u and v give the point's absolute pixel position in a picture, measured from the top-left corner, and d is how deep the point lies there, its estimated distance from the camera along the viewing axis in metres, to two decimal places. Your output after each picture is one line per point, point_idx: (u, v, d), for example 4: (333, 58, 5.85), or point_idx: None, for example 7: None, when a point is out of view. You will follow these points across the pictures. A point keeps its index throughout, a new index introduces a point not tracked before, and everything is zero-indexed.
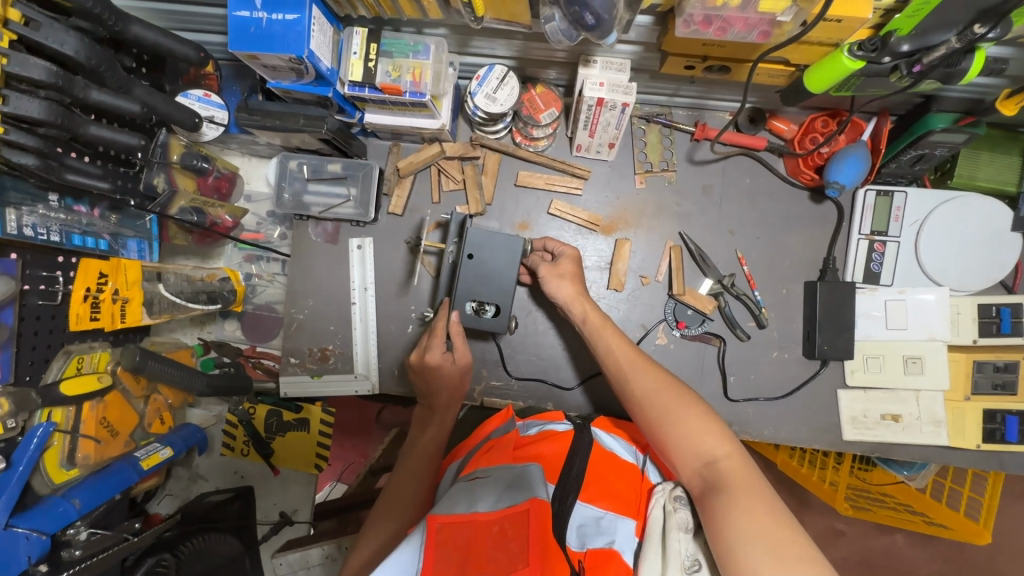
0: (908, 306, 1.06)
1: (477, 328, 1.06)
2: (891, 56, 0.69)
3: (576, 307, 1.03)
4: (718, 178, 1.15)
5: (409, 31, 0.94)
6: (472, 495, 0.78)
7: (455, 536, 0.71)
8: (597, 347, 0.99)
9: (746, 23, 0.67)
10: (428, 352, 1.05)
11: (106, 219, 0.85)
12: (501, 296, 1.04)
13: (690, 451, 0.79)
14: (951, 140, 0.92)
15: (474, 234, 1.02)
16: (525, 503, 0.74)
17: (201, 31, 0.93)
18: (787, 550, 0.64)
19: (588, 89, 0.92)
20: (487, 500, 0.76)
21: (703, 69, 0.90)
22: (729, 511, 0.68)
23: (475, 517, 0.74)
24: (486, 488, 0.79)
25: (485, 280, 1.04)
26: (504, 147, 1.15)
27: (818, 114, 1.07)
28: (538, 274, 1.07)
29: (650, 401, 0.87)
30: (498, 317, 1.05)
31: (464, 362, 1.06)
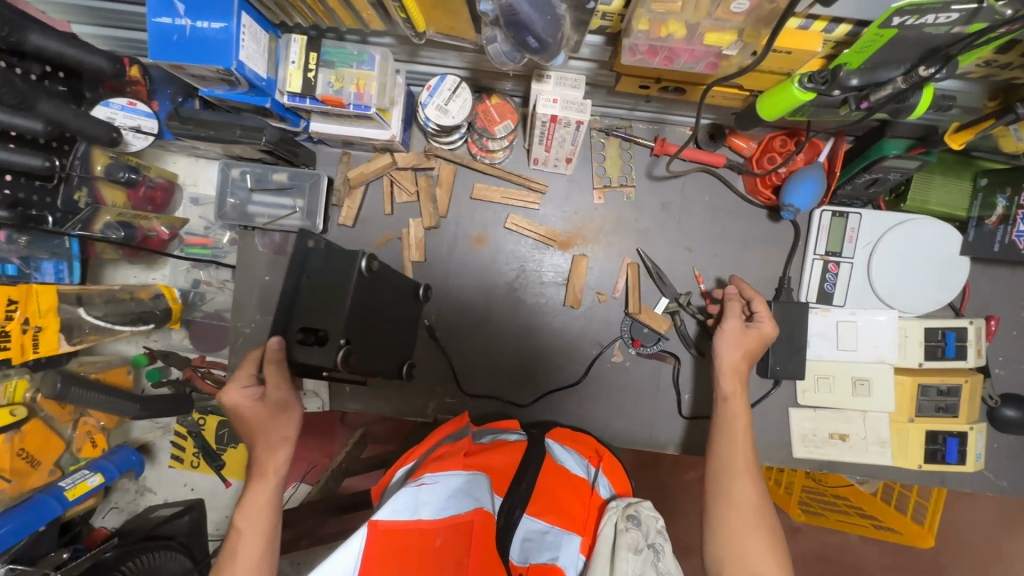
0: (859, 328, 1.07)
1: (300, 363, 0.75)
2: (840, 89, 0.69)
3: (724, 381, 0.93)
4: (677, 195, 1.14)
5: (353, 39, 0.89)
6: (418, 494, 0.73)
7: (397, 547, 0.67)
8: (720, 430, 0.89)
9: (693, 55, 0.64)
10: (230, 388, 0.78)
11: (13, 241, 0.79)
12: (333, 317, 0.75)
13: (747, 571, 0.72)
14: (903, 167, 0.92)
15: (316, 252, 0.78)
16: (469, 513, 0.72)
17: (124, 31, 0.85)
18: None
19: (541, 106, 0.88)
20: (433, 505, 0.72)
21: (657, 89, 0.87)
22: None
23: (417, 527, 0.70)
24: (433, 491, 0.74)
25: (319, 297, 0.76)
26: (458, 159, 1.11)
27: (777, 132, 1.04)
28: (721, 325, 0.99)
29: (739, 508, 0.78)
30: (328, 347, 0.74)
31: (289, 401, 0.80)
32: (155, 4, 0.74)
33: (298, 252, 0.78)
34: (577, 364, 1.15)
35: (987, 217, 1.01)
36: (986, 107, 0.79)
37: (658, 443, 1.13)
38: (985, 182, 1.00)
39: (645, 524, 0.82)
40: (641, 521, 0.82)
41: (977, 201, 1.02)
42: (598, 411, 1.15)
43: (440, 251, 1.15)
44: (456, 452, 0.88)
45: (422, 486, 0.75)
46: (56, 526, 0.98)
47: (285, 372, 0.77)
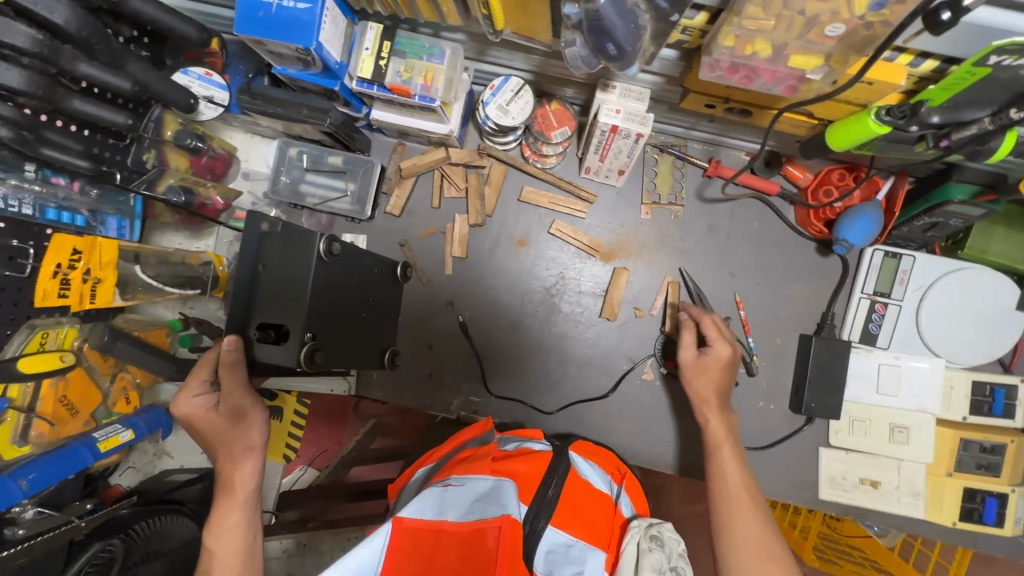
0: (902, 373, 1.04)
1: (262, 361, 0.73)
2: (920, 125, 0.67)
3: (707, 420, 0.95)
4: (725, 218, 1.13)
5: (426, 33, 0.91)
6: (444, 496, 0.76)
7: (419, 545, 0.69)
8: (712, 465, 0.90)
9: (774, 76, 0.64)
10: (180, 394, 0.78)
11: (85, 193, 0.82)
12: (292, 312, 0.71)
13: None
14: (967, 213, 0.91)
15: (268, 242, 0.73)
16: (496, 520, 0.69)
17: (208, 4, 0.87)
18: None
19: (603, 116, 0.89)
20: (459, 508, 0.74)
21: (723, 109, 0.86)
22: None
23: (441, 528, 0.70)
24: (458, 495, 0.76)
25: (279, 288, 0.72)
26: (511, 160, 1.12)
27: (836, 165, 1.03)
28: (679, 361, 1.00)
29: (742, 547, 0.79)
30: (289, 344, 0.71)
31: (248, 410, 0.78)
32: None
33: (250, 238, 0.73)
34: (605, 376, 1.14)
35: None
36: None
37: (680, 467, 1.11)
38: None
39: (669, 546, 0.81)
40: (665, 543, 0.81)
41: None
42: (623, 428, 1.13)
43: (481, 249, 1.15)
44: (484, 457, 0.88)
45: (448, 488, 0.78)
46: (81, 478, 0.98)
47: (242, 375, 0.74)
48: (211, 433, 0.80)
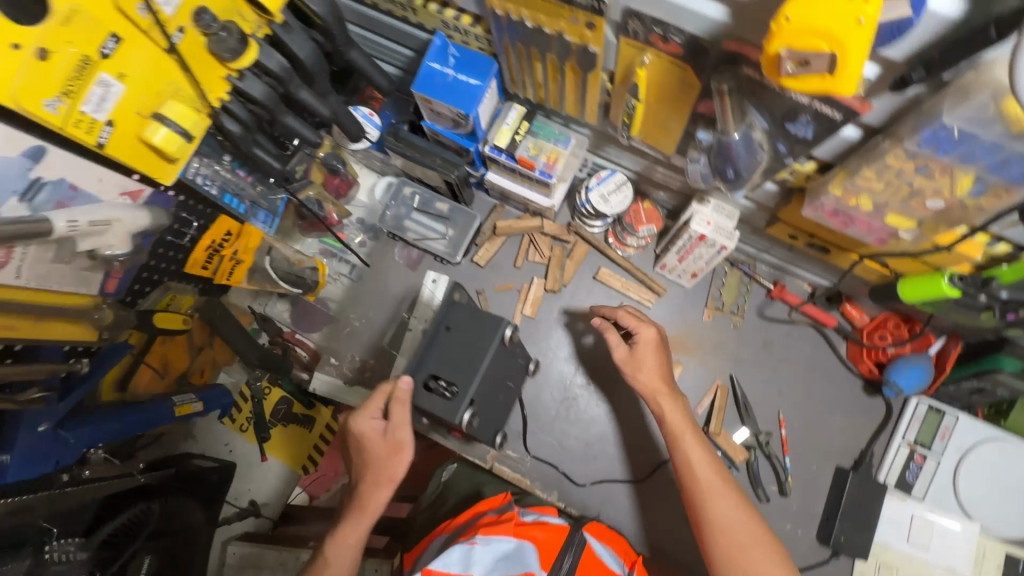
0: (934, 528, 1.06)
1: (422, 408, 0.82)
2: (989, 296, 0.76)
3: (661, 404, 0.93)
4: (781, 338, 1.20)
5: (557, 121, 1.06)
6: (469, 553, 0.78)
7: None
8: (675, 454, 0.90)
9: (869, 227, 0.74)
10: (358, 413, 0.85)
11: (253, 187, 0.91)
12: (466, 375, 0.81)
13: None
14: (1014, 384, 0.98)
15: (457, 309, 0.86)
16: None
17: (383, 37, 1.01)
18: None
19: (694, 224, 1.00)
20: (483, 563, 0.77)
21: (804, 242, 0.96)
22: None
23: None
24: (484, 552, 0.78)
25: (459, 353, 0.82)
26: (595, 242, 1.22)
27: (892, 314, 1.11)
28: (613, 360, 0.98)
29: (727, 536, 0.81)
30: (455, 401, 0.80)
31: (404, 449, 0.84)
32: (432, 52, 0.92)
33: (444, 303, 0.86)
34: (631, 466, 1.17)
35: None
36: None
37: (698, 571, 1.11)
38: None
39: None
40: None
41: None
42: (649, 516, 1.15)
43: (550, 314, 1.24)
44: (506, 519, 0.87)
45: (474, 545, 0.79)
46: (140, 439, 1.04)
47: (408, 414, 0.83)
48: (369, 458, 0.85)
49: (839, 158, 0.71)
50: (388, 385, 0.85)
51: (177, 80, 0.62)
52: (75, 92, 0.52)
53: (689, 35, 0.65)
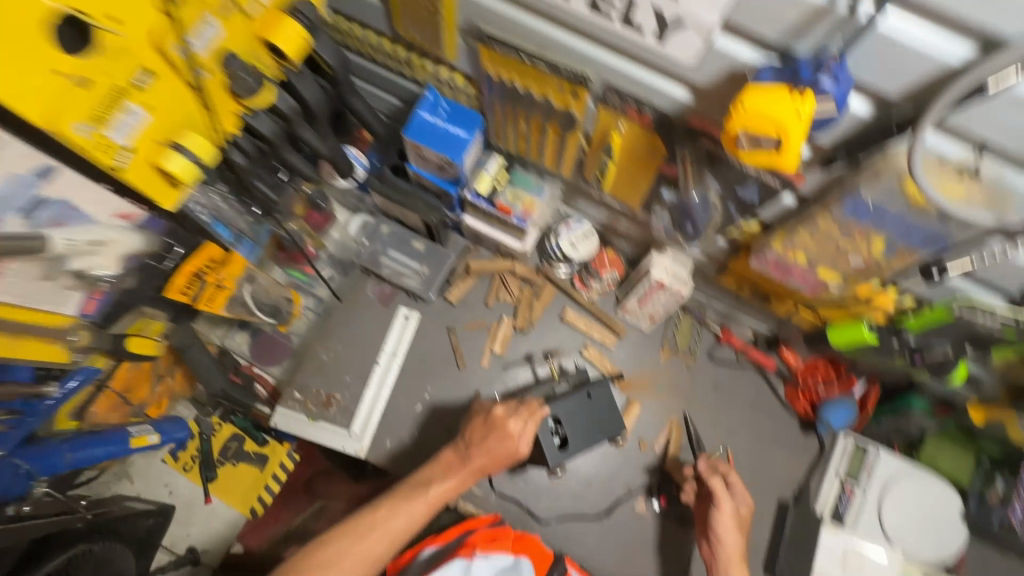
0: (864, 558, 1.13)
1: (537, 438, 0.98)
2: (901, 342, 0.91)
3: (732, 542, 1.00)
4: (728, 379, 1.31)
5: (534, 173, 1.15)
6: (467, 567, 0.88)
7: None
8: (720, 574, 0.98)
9: (804, 279, 0.86)
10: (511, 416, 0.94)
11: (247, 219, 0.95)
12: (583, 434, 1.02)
13: None
14: (925, 420, 1.15)
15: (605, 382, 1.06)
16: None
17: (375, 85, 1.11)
18: None
19: (654, 272, 1.12)
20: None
21: (748, 291, 1.08)
22: None
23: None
24: (482, 565, 0.88)
25: (585, 433, 1.02)
26: (562, 285, 1.31)
27: (821, 359, 1.24)
28: (719, 508, 1.01)
29: None
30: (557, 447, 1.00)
31: (516, 447, 0.92)
32: (424, 104, 1.00)
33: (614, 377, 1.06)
34: (593, 501, 1.22)
35: (986, 492, 1.16)
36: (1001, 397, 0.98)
37: None
38: (987, 462, 1.17)
39: None
40: None
41: (978, 476, 1.18)
42: (611, 552, 1.19)
43: (517, 351, 1.30)
44: (506, 533, 0.95)
45: (473, 560, 0.89)
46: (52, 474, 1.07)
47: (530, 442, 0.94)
48: (488, 449, 0.92)
49: (779, 219, 0.83)
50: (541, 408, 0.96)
51: (192, 113, 0.68)
52: (105, 118, 0.57)
53: (658, 110, 0.78)
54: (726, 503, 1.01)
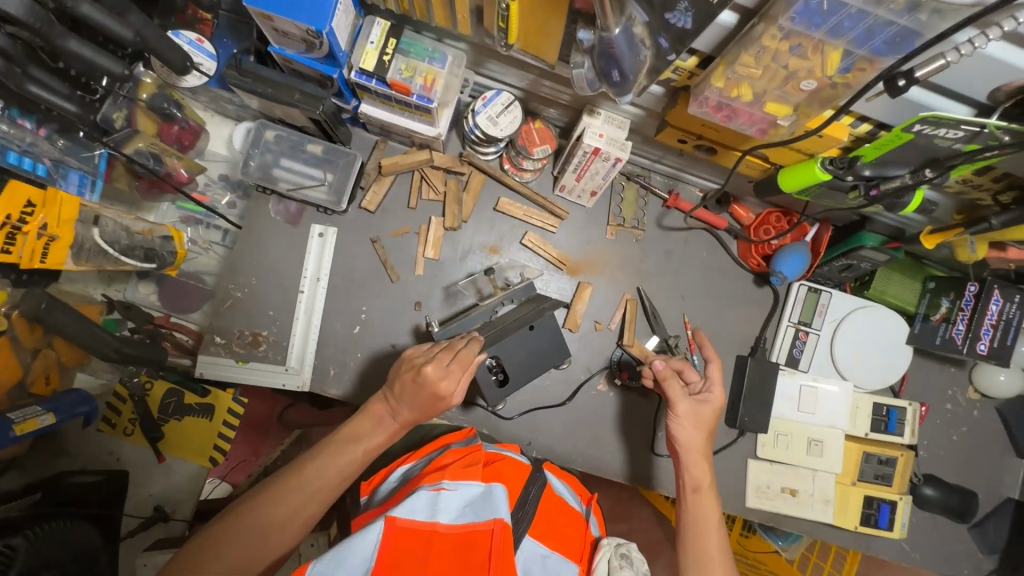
0: (819, 394, 1.18)
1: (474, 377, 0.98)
2: (855, 176, 0.82)
3: (689, 454, 0.97)
4: (680, 245, 1.24)
5: (429, 36, 0.94)
6: (435, 499, 0.70)
7: (411, 547, 0.65)
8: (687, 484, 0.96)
9: (751, 118, 0.74)
10: (439, 374, 0.83)
11: (52, 142, 0.87)
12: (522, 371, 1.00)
13: None
14: (875, 257, 1.10)
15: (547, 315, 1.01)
16: (488, 523, 0.68)
17: None
18: None
19: (587, 138, 0.98)
20: (451, 510, 0.70)
21: (692, 145, 0.97)
22: None
23: (434, 530, 0.67)
24: (452, 496, 0.71)
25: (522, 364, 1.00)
26: (491, 170, 1.16)
27: (774, 209, 1.19)
28: (676, 407, 0.98)
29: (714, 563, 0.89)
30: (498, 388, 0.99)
31: (448, 397, 0.84)
32: None
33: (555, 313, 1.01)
34: (556, 390, 1.19)
35: (931, 314, 1.17)
36: (953, 219, 0.93)
37: (626, 475, 1.18)
38: (932, 285, 1.17)
39: (637, 562, 0.77)
40: (635, 560, 0.77)
41: (924, 300, 1.19)
42: (579, 434, 1.18)
43: (453, 253, 1.17)
44: (477, 460, 0.80)
45: (441, 491, 0.71)
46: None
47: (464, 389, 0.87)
48: (415, 400, 0.84)
49: (717, 47, 0.69)
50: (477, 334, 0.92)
51: None
52: None
53: None
54: (682, 399, 0.98)
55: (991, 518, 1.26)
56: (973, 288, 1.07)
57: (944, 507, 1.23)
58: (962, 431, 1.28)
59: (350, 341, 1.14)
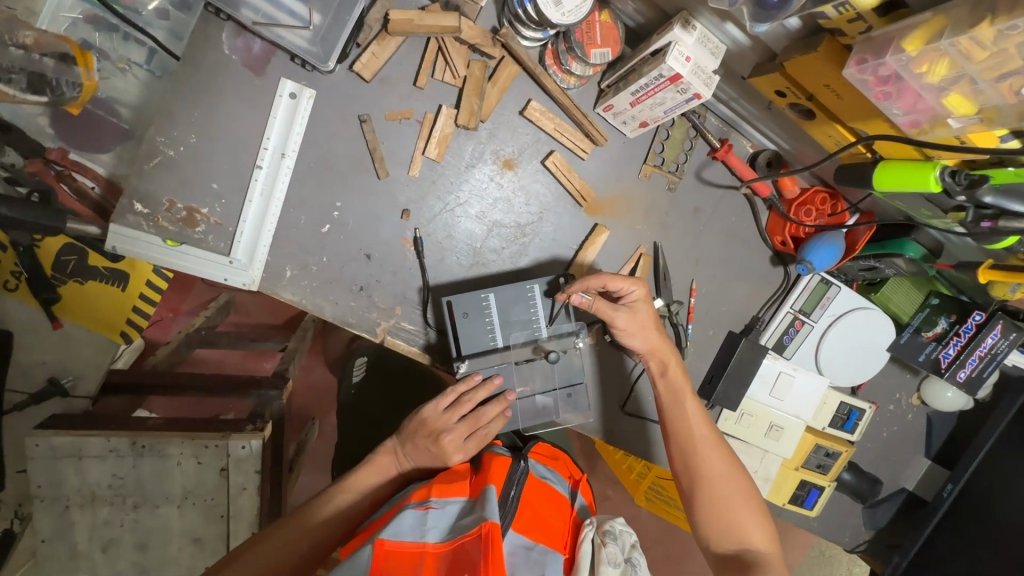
0: (794, 383, 1.17)
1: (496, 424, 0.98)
2: (970, 199, 0.68)
3: (659, 356, 0.96)
4: (712, 204, 1.10)
5: None
6: (423, 518, 0.72)
7: (404, 571, 0.67)
8: (670, 408, 0.96)
9: (913, 104, 0.58)
10: (448, 436, 0.87)
11: None
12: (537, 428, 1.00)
13: (733, 535, 0.88)
14: (905, 268, 1.02)
15: (574, 375, 0.98)
16: (475, 530, 0.68)
17: None
18: (763, 516, 0.90)
19: (671, 58, 0.75)
20: (440, 526, 0.72)
21: (788, 102, 0.79)
22: (751, 529, 0.88)
23: (423, 550, 0.69)
24: (439, 515, 0.73)
25: (533, 417, 0.97)
26: (528, 61, 0.91)
27: (821, 188, 1.06)
28: (614, 326, 0.94)
29: (715, 484, 0.90)
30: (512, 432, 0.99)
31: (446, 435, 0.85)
32: None
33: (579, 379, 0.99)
34: None
35: (922, 329, 1.16)
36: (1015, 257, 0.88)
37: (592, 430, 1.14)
38: (935, 301, 1.14)
39: (622, 538, 0.81)
40: (619, 536, 0.81)
41: (921, 314, 1.16)
42: None
43: (459, 158, 0.95)
44: (463, 475, 0.82)
45: (429, 510, 0.73)
46: None
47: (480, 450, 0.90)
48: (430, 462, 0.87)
49: None
50: (498, 381, 0.91)
51: None
52: None
53: None
54: (608, 304, 0.92)
55: (884, 503, 1.41)
56: (980, 316, 1.08)
57: (853, 490, 1.35)
58: (892, 430, 1.37)
59: (315, 239, 0.92)
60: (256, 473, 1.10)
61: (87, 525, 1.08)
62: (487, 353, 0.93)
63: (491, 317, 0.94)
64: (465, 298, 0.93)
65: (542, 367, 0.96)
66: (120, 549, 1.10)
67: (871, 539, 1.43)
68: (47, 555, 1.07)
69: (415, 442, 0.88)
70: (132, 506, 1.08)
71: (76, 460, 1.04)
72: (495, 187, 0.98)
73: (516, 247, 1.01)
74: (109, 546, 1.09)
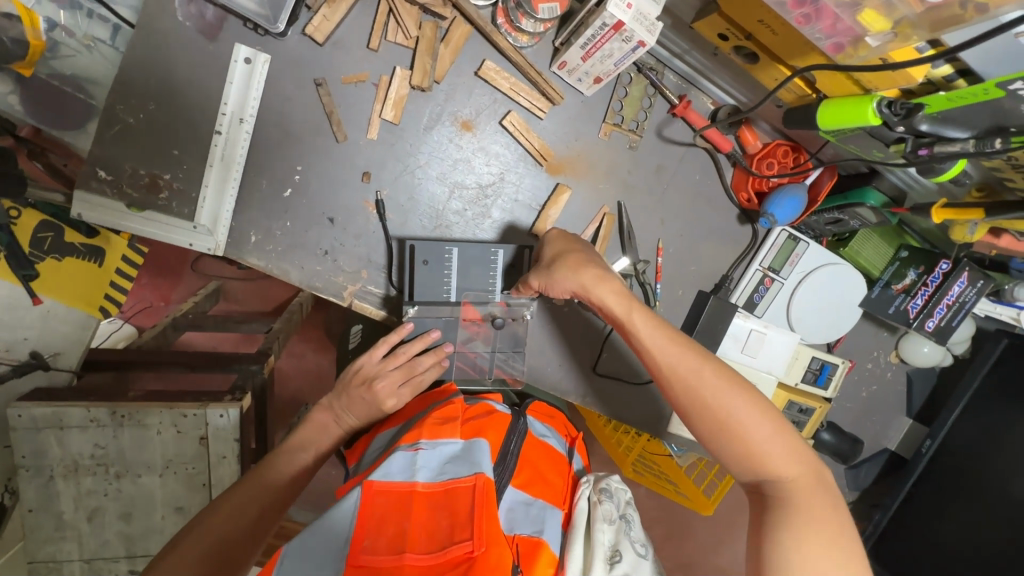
0: (765, 340, 1.15)
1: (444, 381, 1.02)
2: (908, 129, 0.69)
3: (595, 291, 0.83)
4: (674, 162, 1.10)
5: None
6: (413, 459, 0.73)
7: (391, 509, 0.68)
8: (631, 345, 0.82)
9: (833, 26, 0.60)
10: (381, 381, 0.89)
11: None
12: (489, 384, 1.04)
13: (752, 466, 0.71)
14: (867, 218, 1.01)
15: (512, 333, 1.03)
16: (470, 479, 0.71)
17: None
18: (787, 439, 0.71)
19: (612, 5, 0.76)
20: (430, 468, 0.73)
21: (732, 46, 0.80)
22: (770, 457, 0.70)
23: (413, 490, 0.70)
24: (429, 456, 0.74)
25: (469, 374, 1.02)
26: (479, 21, 0.92)
27: (783, 141, 1.06)
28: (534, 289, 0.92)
29: (706, 416, 0.73)
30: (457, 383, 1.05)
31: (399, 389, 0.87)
32: None
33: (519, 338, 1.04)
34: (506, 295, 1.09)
35: (893, 283, 1.15)
36: (970, 196, 0.88)
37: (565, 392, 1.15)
38: (904, 254, 1.14)
39: (617, 494, 0.83)
40: (614, 492, 0.83)
41: (891, 267, 1.16)
42: (536, 358, 1.08)
43: (416, 120, 0.96)
44: (455, 415, 0.81)
45: (418, 451, 0.74)
46: None
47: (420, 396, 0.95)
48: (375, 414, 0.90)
49: None
50: (433, 335, 0.95)
51: None
52: None
53: None
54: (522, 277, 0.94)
55: (867, 463, 1.41)
56: (946, 265, 1.07)
57: (834, 450, 1.34)
58: (872, 389, 1.37)
59: (278, 203, 0.94)
60: (235, 441, 1.12)
61: (72, 495, 1.11)
62: (438, 305, 0.97)
63: (451, 267, 0.97)
64: (426, 246, 0.96)
65: (487, 329, 1.01)
66: (105, 518, 1.13)
67: (855, 500, 1.43)
68: (34, 525, 1.11)
69: (351, 394, 0.89)
70: (116, 476, 1.11)
71: (58, 430, 1.07)
72: (454, 148, 0.99)
73: (478, 208, 1.02)
74: (95, 514, 1.12)
